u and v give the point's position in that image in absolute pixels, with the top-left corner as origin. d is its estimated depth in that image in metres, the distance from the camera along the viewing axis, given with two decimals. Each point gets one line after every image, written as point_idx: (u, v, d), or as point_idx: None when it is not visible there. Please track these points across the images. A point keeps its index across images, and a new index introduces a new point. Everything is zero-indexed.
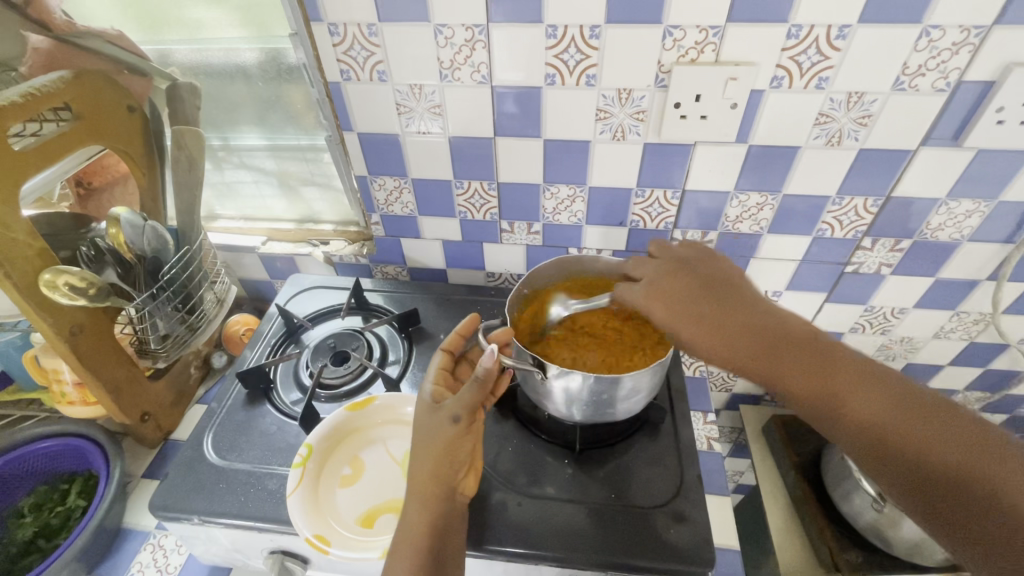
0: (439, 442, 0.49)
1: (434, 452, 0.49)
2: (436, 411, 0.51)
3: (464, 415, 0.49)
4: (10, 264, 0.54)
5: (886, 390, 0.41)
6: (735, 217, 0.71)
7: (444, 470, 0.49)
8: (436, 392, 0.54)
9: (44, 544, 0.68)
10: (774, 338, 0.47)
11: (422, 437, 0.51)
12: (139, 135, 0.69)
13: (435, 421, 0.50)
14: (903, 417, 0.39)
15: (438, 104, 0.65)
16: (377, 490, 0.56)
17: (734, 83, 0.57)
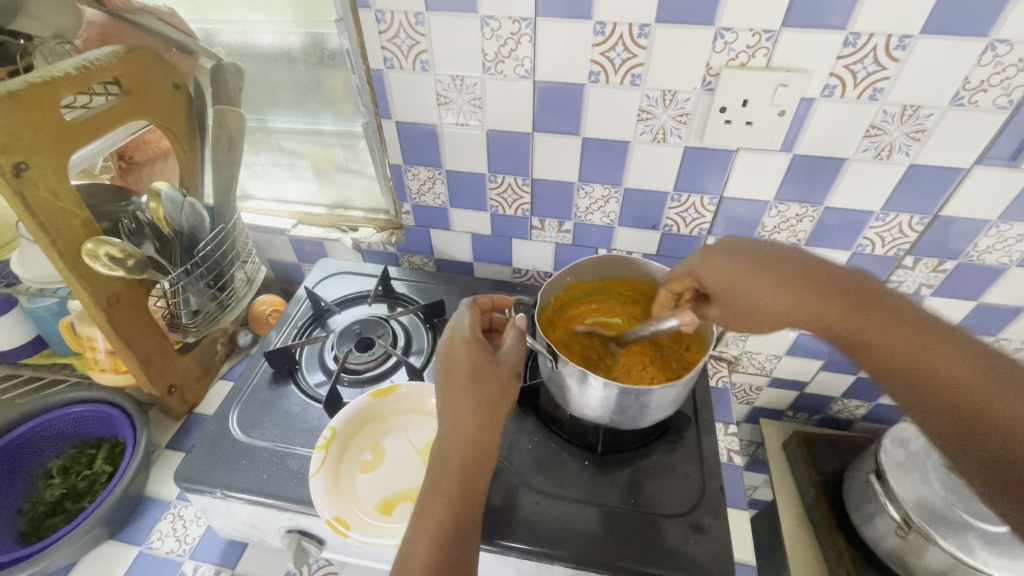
0: (495, 385, 0.50)
1: (490, 393, 0.49)
2: (498, 365, 0.51)
3: (520, 370, 0.53)
4: (57, 232, 0.56)
5: (927, 342, 0.43)
6: (772, 227, 0.69)
7: (496, 414, 0.49)
8: (481, 338, 0.53)
9: (70, 505, 0.70)
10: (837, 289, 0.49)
11: (478, 377, 0.50)
12: (184, 112, 0.71)
13: (497, 368, 0.51)
14: (937, 360, 0.42)
15: (478, 97, 0.64)
16: (397, 478, 0.56)
17: (784, 90, 0.55)
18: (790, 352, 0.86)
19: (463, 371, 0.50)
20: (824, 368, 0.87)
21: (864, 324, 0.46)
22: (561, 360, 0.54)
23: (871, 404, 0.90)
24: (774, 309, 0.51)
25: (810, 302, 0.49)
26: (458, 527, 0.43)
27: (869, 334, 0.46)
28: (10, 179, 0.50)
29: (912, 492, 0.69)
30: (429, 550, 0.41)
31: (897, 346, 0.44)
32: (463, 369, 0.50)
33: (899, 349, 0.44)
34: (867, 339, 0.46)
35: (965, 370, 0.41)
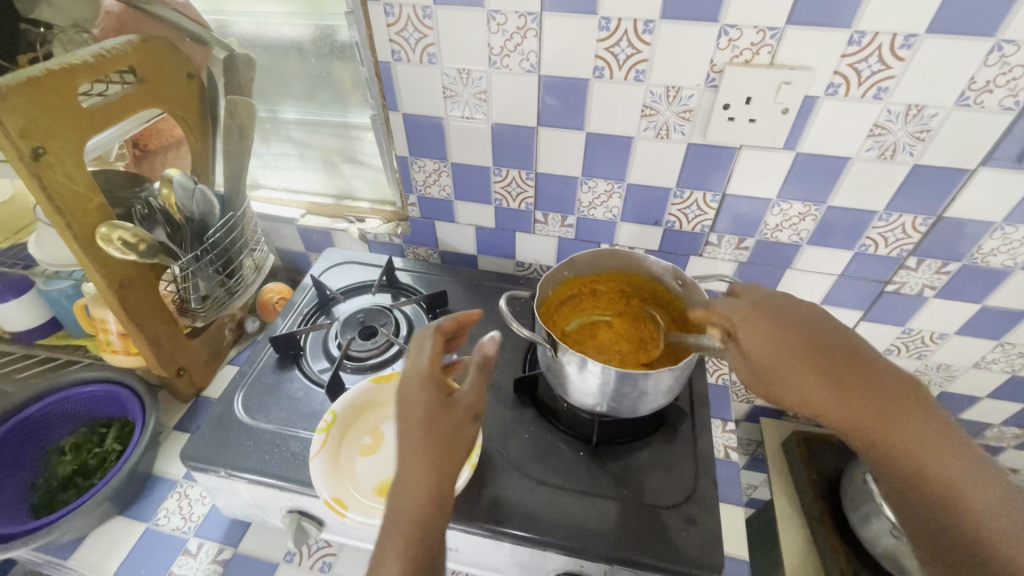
0: (449, 437, 0.43)
1: (442, 447, 0.43)
2: (454, 405, 0.45)
3: (480, 414, 0.46)
4: (73, 216, 0.58)
5: (932, 444, 0.40)
6: (775, 225, 0.69)
7: (451, 472, 0.43)
8: (436, 373, 0.45)
9: (81, 481, 0.72)
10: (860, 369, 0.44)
11: (430, 429, 0.43)
12: (197, 101, 0.72)
13: (452, 414, 0.44)
14: (934, 460, 0.40)
15: (484, 91, 0.65)
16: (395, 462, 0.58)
17: (787, 88, 0.55)
18: None
19: (416, 413, 0.43)
20: None
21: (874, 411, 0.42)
22: (560, 350, 0.55)
23: None
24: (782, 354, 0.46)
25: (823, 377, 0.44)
26: None
27: (874, 421, 0.42)
28: (29, 163, 0.52)
29: None
30: None
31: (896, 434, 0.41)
32: (416, 410, 0.43)
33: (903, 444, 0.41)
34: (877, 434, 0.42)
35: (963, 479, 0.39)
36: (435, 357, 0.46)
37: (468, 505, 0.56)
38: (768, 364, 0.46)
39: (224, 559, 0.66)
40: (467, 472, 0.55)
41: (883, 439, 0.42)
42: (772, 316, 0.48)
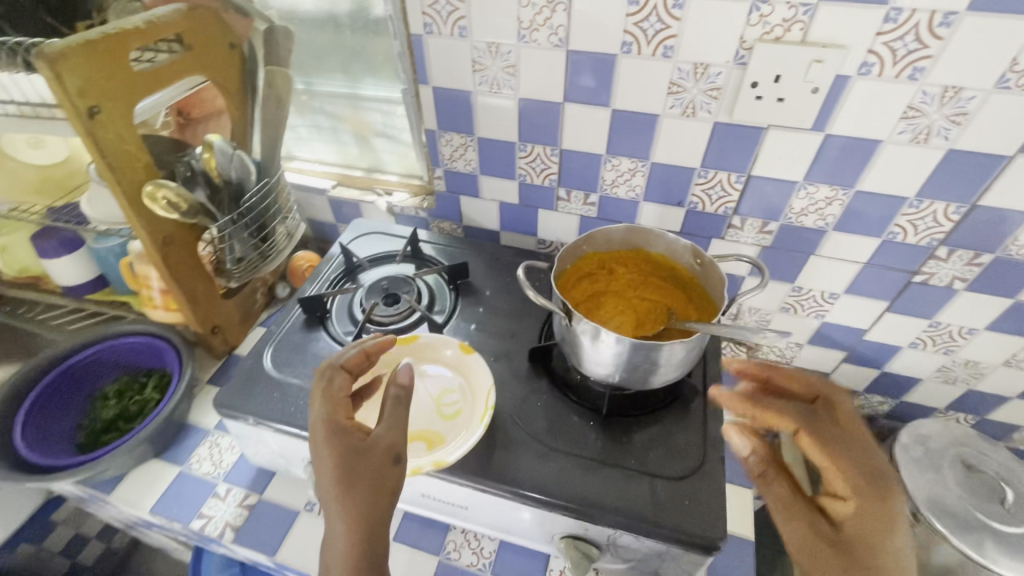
0: (368, 482, 0.45)
1: (363, 494, 0.44)
2: (369, 448, 0.47)
3: (400, 449, 0.48)
4: (124, 174, 0.62)
5: (889, 534, 0.47)
6: (800, 209, 0.69)
7: (375, 515, 0.44)
8: (348, 424, 0.48)
9: (122, 425, 0.77)
10: (869, 468, 0.50)
11: (346, 482, 0.45)
12: (237, 71, 0.75)
13: (364, 457, 0.46)
14: (887, 542, 0.47)
15: (512, 65, 0.66)
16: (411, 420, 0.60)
17: (818, 66, 0.55)
18: (812, 341, 0.85)
19: (332, 467, 0.45)
20: (846, 360, 0.86)
21: (871, 497, 0.48)
22: (575, 319, 0.56)
23: (893, 401, 0.89)
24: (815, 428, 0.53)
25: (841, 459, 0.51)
26: None
27: (869, 501, 0.48)
28: (85, 120, 0.56)
29: (925, 488, 0.68)
30: None
31: (878, 516, 0.48)
32: (333, 466, 0.45)
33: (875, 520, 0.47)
34: (860, 504, 0.48)
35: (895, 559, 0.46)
36: (342, 408, 0.50)
37: (479, 465, 0.58)
38: (869, 521, 0.47)
39: (250, 504, 0.71)
40: (477, 431, 0.57)
41: (867, 512, 0.48)
42: (885, 482, 0.49)
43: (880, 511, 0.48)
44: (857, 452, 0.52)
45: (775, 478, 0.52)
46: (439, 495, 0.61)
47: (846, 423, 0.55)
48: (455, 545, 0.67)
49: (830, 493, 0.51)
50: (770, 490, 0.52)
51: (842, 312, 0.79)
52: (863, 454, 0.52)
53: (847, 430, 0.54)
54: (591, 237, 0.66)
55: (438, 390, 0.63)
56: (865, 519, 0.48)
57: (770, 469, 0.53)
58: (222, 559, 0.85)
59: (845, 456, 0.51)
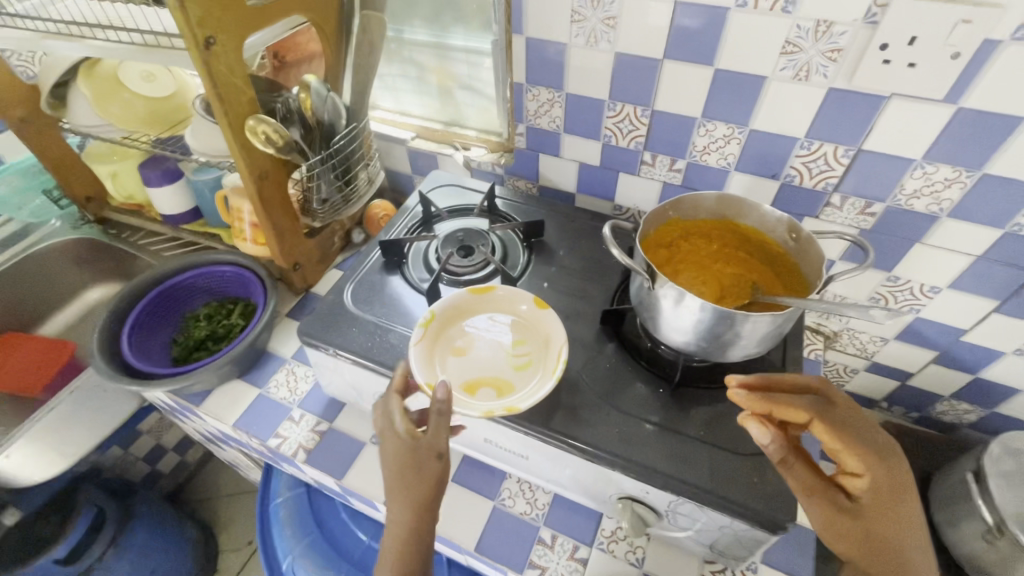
0: (418, 477, 0.52)
1: (413, 490, 0.52)
2: (419, 452, 0.52)
3: (444, 451, 0.52)
4: (231, 107, 0.65)
5: (904, 504, 0.48)
6: (912, 191, 0.63)
7: (426, 504, 0.52)
8: (405, 429, 0.53)
9: (212, 345, 0.84)
10: (878, 444, 0.49)
11: (403, 476, 0.52)
12: (334, 14, 0.77)
13: (415, 458, 0.52)
14: (903, 514, 0.48)
15: (614, 17, 0.64)
16: (481, 367, 0.61)
17: (964, 28, 0.49)
18: (900, 337, 0.79)
19: (396, 465, 0.52)
20: (936, 361, 0.80)
21: (887, 477, 0.48)
22: (659, 281, 0.55)
23: (983, 411, 0.82)
24: (830, 418, 0.50)
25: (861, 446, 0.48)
26: None
27: (884, 482, 0.48)
28: (201, 50, 0.58)
29: (1015, 502, 0.64)
30: None
31: (894, 495, 0.48)
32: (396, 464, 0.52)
33: (892, 499, 0.48)
34: (879, 488, 0.48)
35: (910, 528, 0.47)
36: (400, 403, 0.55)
37: (544, 417, 0.59)
38: (885, 495, 0.48)
39: (321, 430, 0.75)
40: (549, 385, 0.57)
41: (885, 493, 0.47)
42: (889, 454, 0.49)
43: (896, 489, 0.48)
44: (866, 432, 0.50)
45: (797, 463, 0.48)
46: (501, 442, 0.63)
47: (846, 402, 0.52)
48: (509, 493, 0.69)
49: (844, 469, 0.50)
50: (793, 476, 0.48)
51: (942, 308, 0.73)
52: (869, 430, 0.50)
53: (853, 410, 0.51)
54: (681, 203, 0.64)
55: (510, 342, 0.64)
56: (885, 500, 0.47)
57: (793, 455, 0.48)
58: (289, 480, 0.92)
59: (863, 441, 0.49)
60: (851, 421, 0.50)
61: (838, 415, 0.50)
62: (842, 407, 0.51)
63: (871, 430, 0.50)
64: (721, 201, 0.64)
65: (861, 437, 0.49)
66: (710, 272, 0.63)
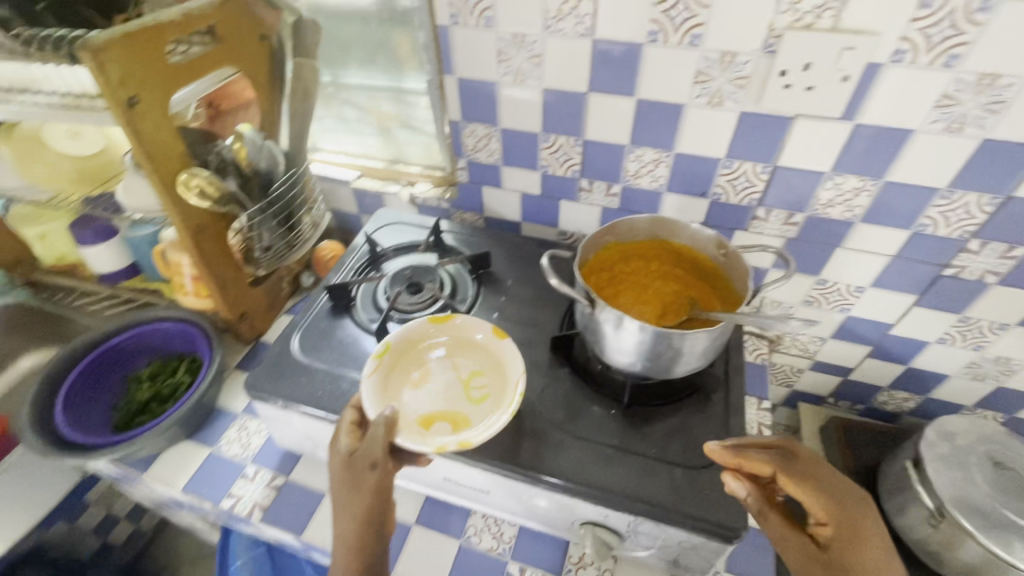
0: (359, 490, 0.52)
1: (354, 506, 0.52)
2: (357, 464, 0.53)
3: (379, 460, 0.52)
4: (160, 163, 0.64)
5: (876, 550, 0.48)
6: (827, 201, 0.68)
7: (366, 521, 0.52)
8: (349, 442, 0.55)
9: (156, 407, 0.80)
10: (843, 494, 0.51)
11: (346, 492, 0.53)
12: (266, 63, 0.77)
13: (355, 471, 0.53)
14: (877, 560, 0.47)
15: (538, 55, 0.66)
16: (438, 400, 0.61)
17: (849, 54, 0.54)
18: (836, 335, 0.84)
19: (340, 482, 0.54)
20: (872, 355, 0.84)
21: (852, 523, 0.49)
22: (599, 307, 0.56)
23: (920, 398, 0.87)
24: (790, 469, 0.52)
25: (821, 494, 0.50)
26: None
27: (849, 528, 0.49)
28: (124, 110, 0.57)
29: (952, 485, 0.68)
30: None
31: (861, 540, 0.48)
32: (341, 481, 0.54)
33: (861, 545, 0.48)
34: (846, 534, 0.48)
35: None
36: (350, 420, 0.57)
37: (501, 451, 0.59)
38: (854, 542, 0.48)
39: (278, 485, 0.73)
40: (506, 418, 0.56)
41: (851, 539, 0.48)
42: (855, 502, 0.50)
43: (863, 535, 0.48)
44: (829, 481, 0.51)
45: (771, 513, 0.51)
46: (461, 479, 0.63)
47: (811, 455, 0.54)
48: (475, 530, 0.68)
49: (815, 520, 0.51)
50: (769, 528, 0.51)
51: (869, 306, 0.78)
52: (833, 479, 0.52)
53: (817, 461, 0.53)
54: (617, 227, 0.66)
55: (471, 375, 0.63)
56: (854, 547, 0.48)
57: (767, 505, 0.52)
58: (248, 540, 0.88)
59: (824, 490, 0.50)
60: (813, 471, 0.52)
61: (800, 467, 0.52)
62: (805, 459, 0.53)
63: (837, 480, 0.52)
64: (655, 224, 0.67)
65: (823, 486, 0.51)
66: (652, 300, 0.66)
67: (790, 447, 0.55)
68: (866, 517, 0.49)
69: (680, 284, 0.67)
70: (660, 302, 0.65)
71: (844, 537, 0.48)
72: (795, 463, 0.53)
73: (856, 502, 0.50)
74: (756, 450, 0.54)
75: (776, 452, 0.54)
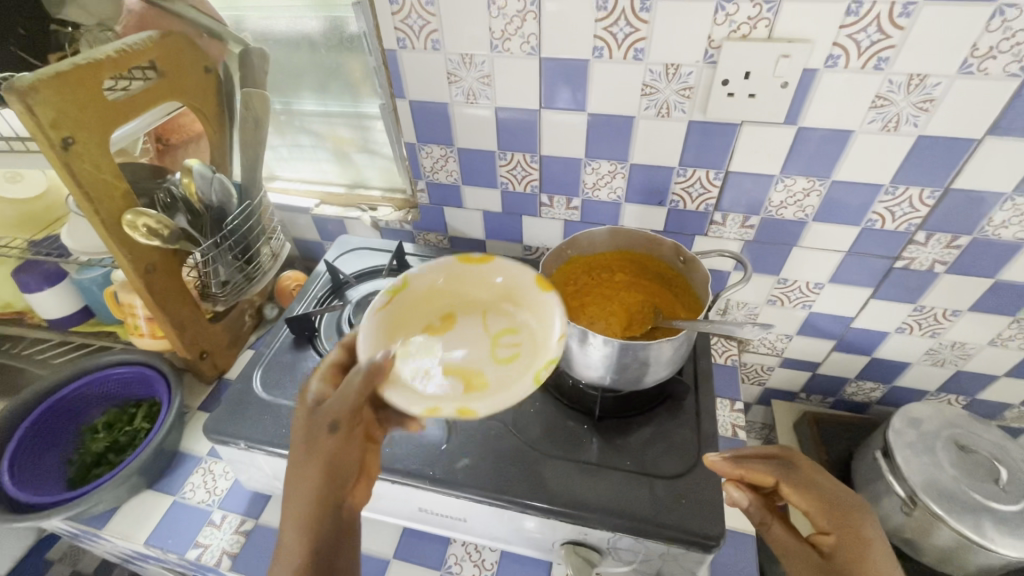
0: (317, 451, 0.47)
1: (313, 467, 0.47)
2: (321, 419, 0.48)
3: (343, 417, 0.48)
4: (102, 203, 0.61)
5: (876, 557, 0.46)
6: (779, 202, 0.69)
7: (326, 485, 0.47)
8: (320, 393, 0.51)
9: (113, 458, 0.76)
10: (843, 503, 0.49)
11: (304, 451, 0.48)
12: (213, 95, 0.75)
13: (318, 428, 0.48)
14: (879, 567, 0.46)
15: (487, 75, 0.67)
16: (450, 355, 0.55)
17: (786, 61, 0.56)
18: (801, 332, 0.85)
19: (299, 440, 0.48)
20: (837, 349, 0.86)
21: (851, 530, 0.48)
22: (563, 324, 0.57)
23: (886, 387, 0.89)
24: (788, 478, 0.52)
25: (819, 502, 0.50)
26: None
27: (849, 536, 0.48)
28: (59, 152, 0.55)
29: (921, 472, 0.69)
30: None
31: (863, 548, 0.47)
32: (299, 437, 0.48)
33: (862, 553, 0.46)
34: (846, 542, 0.47)
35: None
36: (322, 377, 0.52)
37: (474, 476, 0.58)
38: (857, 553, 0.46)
39: (246, 530, 0.70)
40: (517, 393, 0.50)
41: (851, 547, 0.47)
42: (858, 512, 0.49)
43: (864, 543, 0.47)
44: (828, 490, 0.50)
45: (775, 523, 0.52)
46: (436, 508, 0.61)
47: (810, 464, 0.53)
48: (456, 559, 0.66)
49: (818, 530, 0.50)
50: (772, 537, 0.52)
51: (829, 301, 0.79)
52: (833, 488, 0.51)
53: (819, 470, 0.52)
54: (575, 241, 0.68)
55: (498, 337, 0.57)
56: (855, 555, 0.46)
57: (769, 515, 0.52)
58: None
59: (822, 498, 0.50)
60: (811, 479, 0.51)
61: (798, 475, 0.52)
62: (803, 467, 0.53)
63: (836, 489, 0.51)
64: (614, 235, 0.67)
65: (821, 495, 0.50)
66: (619, 309, 0.64)
67: (789, 456, 0.54)
68: (866, 524, 0.48)
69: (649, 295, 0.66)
70: (627, 311, 0.64)
71: (844, 547, 0.47)
72: (794, 471, 0.52)
73: (856, 511, 0.49)
74: (755, 459, 0.54)
75: (776, 461, 0.53)
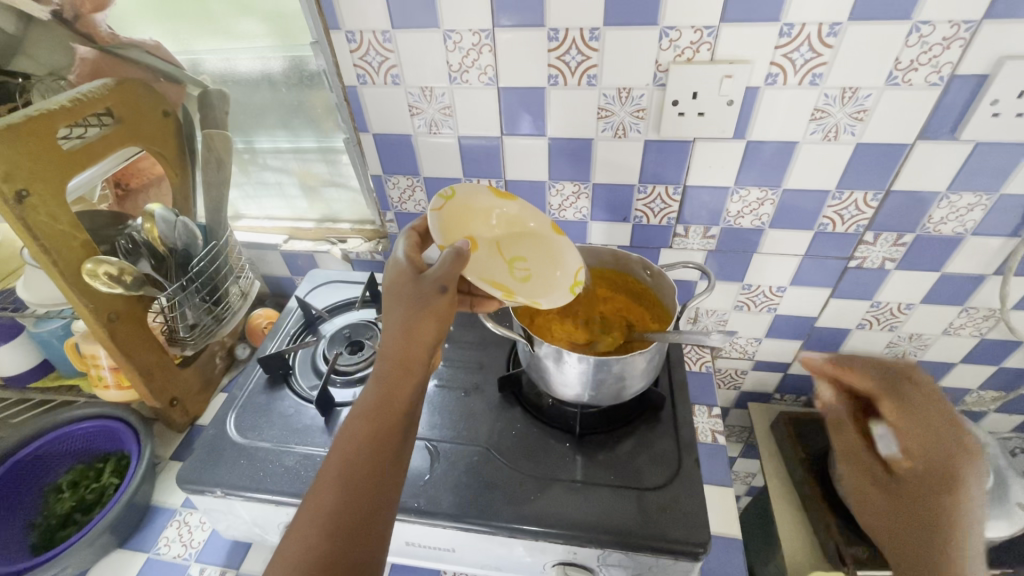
0: (417, 309, 0.47)
1: (410, 319, 0.47)
2: (419, 282, 0.48)
3: (450, 285, 0.48)
4: (58, 252, 0.60)
5: None
6: (736, 212, 0.72)
7: (423, 337, 0.47)
8: (412, 261, 0.51)
9: (80, 517, 0.73)
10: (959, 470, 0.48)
11: (402, 302, 0.48)
12: (172, 137, 0.74)
13: (422, 285, 0.48)
14: None
15: (448, 106, 0.68)
16: (493, 271, 0.58)
17: (729, 81, 0.59)
18: (769, 334, 0.88)
19: (397, 292, 0.49)
20: (803, 348, 0.89)
21: None
22: (536, 345, 0.58)
23: None
24: None
25: None
26: (382, 438, 0.44)
27: None
28: (13, 204, 0.54)
29: None
30: (352, 451, 0.43)
31: None
32: (398, 289, 0.49)
33: None
34: None
35: None
36: (414, 254, 0.52)
37: (460, 506, 0.57)
38: None
39: None
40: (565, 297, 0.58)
41: None
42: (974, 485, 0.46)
43: None
44: None
45: None
46: (423, 541, 0.60)
47: None
48: None
49: None
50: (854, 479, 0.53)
51: (792, 303, 0.82)
52: None
53: None
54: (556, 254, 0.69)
55: (520, 253, 0.61)
56: None
57: None
58: None
59: None
60: None
61: None
62: None
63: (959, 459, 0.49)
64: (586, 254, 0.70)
65: None
66: (592, 327, 0.68)
67: None
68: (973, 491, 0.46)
69: (619, 309, 0.70)
70: (602, 328, 0.68)
71: None
72: None
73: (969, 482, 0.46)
74: None
75: None
